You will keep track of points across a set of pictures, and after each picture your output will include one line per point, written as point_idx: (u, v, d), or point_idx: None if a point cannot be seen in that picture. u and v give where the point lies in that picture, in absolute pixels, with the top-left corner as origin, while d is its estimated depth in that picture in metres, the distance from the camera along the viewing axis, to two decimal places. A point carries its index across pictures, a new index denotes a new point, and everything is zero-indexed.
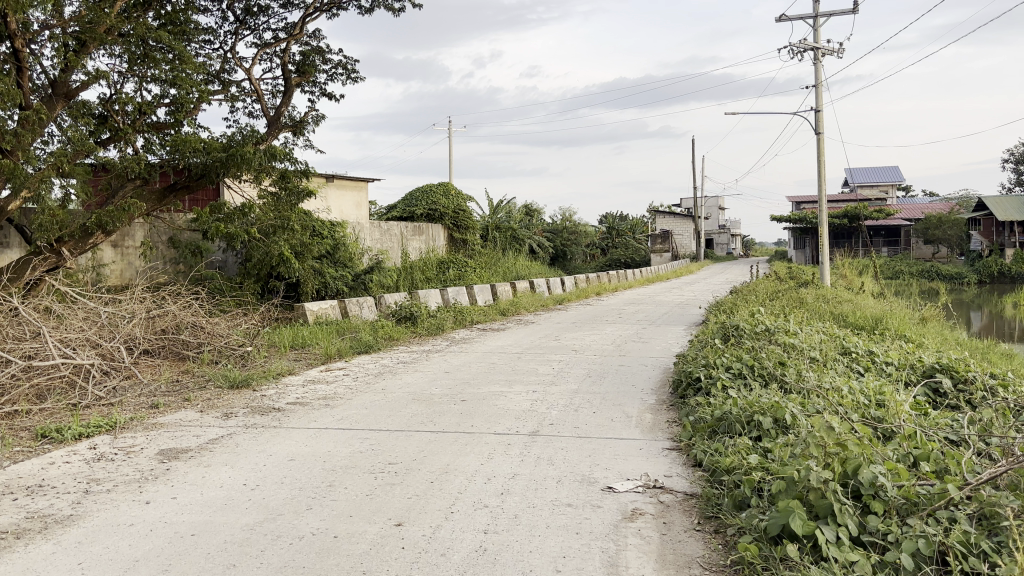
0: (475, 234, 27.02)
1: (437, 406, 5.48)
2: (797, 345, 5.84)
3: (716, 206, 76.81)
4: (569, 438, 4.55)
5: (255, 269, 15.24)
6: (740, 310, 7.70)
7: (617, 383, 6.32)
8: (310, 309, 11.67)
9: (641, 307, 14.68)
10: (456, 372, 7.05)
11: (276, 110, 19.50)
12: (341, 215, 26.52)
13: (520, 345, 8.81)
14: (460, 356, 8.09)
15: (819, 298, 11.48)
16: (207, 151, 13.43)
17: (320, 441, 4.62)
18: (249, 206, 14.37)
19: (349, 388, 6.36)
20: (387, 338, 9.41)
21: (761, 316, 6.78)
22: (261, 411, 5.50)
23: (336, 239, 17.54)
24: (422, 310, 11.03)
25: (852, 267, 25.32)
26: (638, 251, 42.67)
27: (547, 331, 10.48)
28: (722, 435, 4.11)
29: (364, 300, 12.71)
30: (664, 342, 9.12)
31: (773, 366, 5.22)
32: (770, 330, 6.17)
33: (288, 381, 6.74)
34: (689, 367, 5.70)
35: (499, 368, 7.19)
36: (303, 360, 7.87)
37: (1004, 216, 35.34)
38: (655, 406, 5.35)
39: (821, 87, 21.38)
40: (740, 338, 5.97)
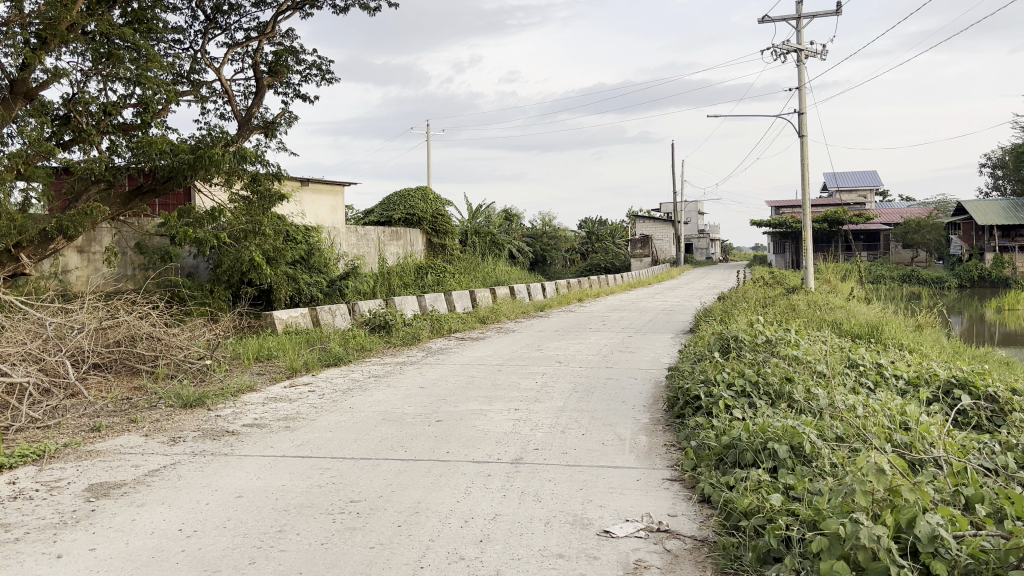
0: (454, 239, 26.50)
1: (410, 429, 4.95)
2: (802, 358, 5.38)
3: (696, 210, 76.77)
4: (557, 466, 4.03)
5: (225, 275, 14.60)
6: (735, 319, 7.24)
7: (606, 399, 5.82)
8: (280, 318, 11.10)
9: (624, 313, 14.24)
10: (432, 387, 6.51)
11: (248, 111, 18.90)
12: (316, 219, 25.91)
13: (500, 357, 8.29)
14: (437, 368, 7.56)
15: (810, 304, 11.09)
16: (174, 153, 12.81)
17: (275, 472, 4.07)
18: (219, 211, 13.75)
19: (314, 407, 5.81)
20: (359, 349, 8.87)
21: (758, 326, 6.32)
22: (213, 435, 4.93)
23: (310, 244, 16.96)
24: (398, 318, 10.49)
25: (835, 272, 25.10)
26: (619, 256, 42.38)
27: (529, 341, 9.98)
28: (731, 464, 3.61)
29: (337, 308, 12.14)
30: (653, 352, 8.64)
31: (780, 384, 4.73)
32: (771, 341, 5.70)
33: (248, 399, 6.16)
34: (685, 383, 5.21)
35: (478, 382, 6.67)
36: (267, 374, 7.30)
37: (984, 219, 35.34)
38: (651, 427, 4.85)
39: (804, 90, 21.11)
40: (741, 350, 5.49)
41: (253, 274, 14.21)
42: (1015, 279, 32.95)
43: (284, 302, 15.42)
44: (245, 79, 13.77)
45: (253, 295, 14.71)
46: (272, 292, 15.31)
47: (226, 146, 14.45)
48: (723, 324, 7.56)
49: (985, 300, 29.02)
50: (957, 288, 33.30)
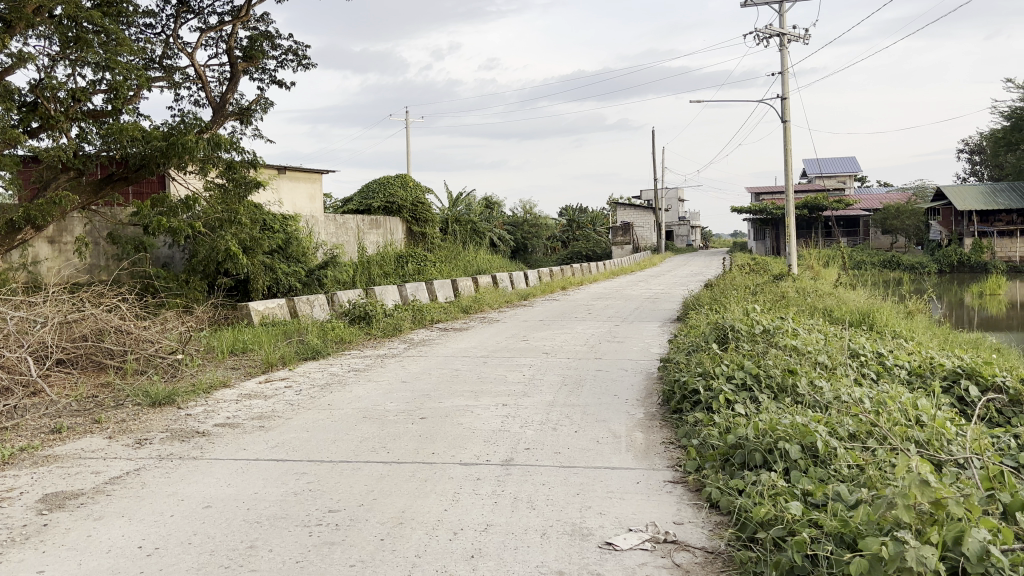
0: (435, 227, 26.16)
1: (393, 427, 4.67)
2: (802, 350, 5.14)
3: (676, 196, 76.75)
4: (550, 468, 3.78)
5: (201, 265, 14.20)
6: (726, 308, 7.02)
7: (596, 392, 5.58)
8: (255, 309, 10.78)
9: (609, 301, 14.01)
10: (414, 381, 6.24)
11: (222, 97, 18.44)
12: (294, 208, 25.46)
13: (485, 348, 8.03)
14: (420, 361, 7.28)
15: (798, 291, 10.92)
16: (146, 139, 12.37)
17: (247, 477, 3.78)
18: (194, 199, 13.35)
19: (290, 404, 5.51)
20: (338, 341, 8.58)
21: (754, 315, 6.08)
22: (182, 436, 4.62)
23: (288, 233, 16.58)
24: (379, 308, 10.19)
25: (817, 257, 25.05)
26: (600, 243, 42.19)
27: (513, 331, 9.71)
28: (738, 466, 3.37)
29: (315, 298, 11.82)
30: (641, 342, 8.40)
31: (783, 376, 4.50)
32: (768, 331, 5.47)
33: (220, 396, 5.84)
34: (680, 376, 4.97)
35: (464, 375, 6.39)
36: (242, 369, 6.97)
37: (963, 205, 35.47)
38: (648, 423, 4.61)
39: (787, 74, 20.94)
40: (739, 340, 5.25)
41: (229, 264, 13.84)
42: (993, 264, 33.14)
43: (261, 292, 15.04)
44: (218, 63, 13.35)
45: (230, 286, 14.34)
46: (249, 282, 14.95)
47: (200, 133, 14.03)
48: (715, 314, 7.32)
49: (965, 284, 29.12)
50: (936, 273, 33.43)
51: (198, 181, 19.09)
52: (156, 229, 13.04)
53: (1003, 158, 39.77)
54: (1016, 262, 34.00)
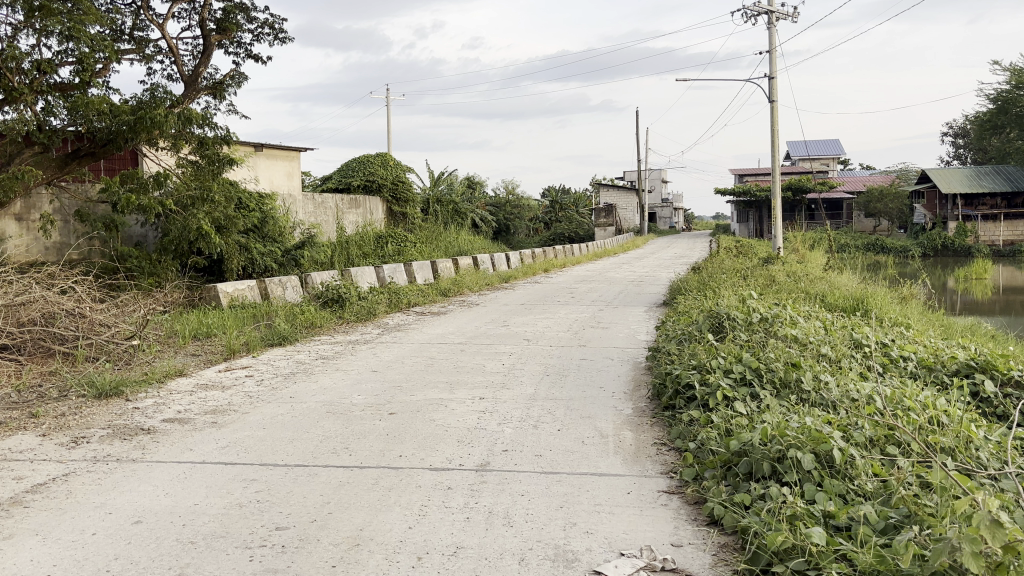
0: (415, 207, 25.64)
1: (358, 425, 4.25)
2: (804, 341, 4.77)
3: (659, 178, 76.45)
4: (531, 474, 3.38)
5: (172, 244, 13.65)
6: (719, 294, 6.64)
7: (581, 385, 5.18)
8: (224, 291, 10.31)
9: (593, 284, 13.64)
10: (387, 371, 5.81)
11: (194, 70, 17.80)
12: (271, 185, 24.86)
13: (463, 334, 7.61)
14: (394, 348, 6.85)
15: (789, 275, 10.58)
16: (114, 113, 11.75)
17: (189, 484, 3.33)
18: (165, 175, 12.78)
19: (249, 396, 5.06)
20: (308, 325, 8.13)
21: (750, 301, 5.71)
22: (124, 434, 4.15)
23: (264, 212, 16.04)
24: (353, 290, 9.73)
25: (803, 240, 24.80)
26: (582, 225, 41.83)
27: (494, 315, 9.30)
28: (743, 476, 2.98)
29: (287, 279, 11.34)
30: (627, 328, 8.01)
31: (786, 371, 4.12)
32: (767, 319, 5.09)
33: (173, 386, 5.37)
34: (673, 367, 4.57)
35: (439, 364, 5.97)
36: (201, 357, 6.50)
37: (947, 188, 35.37)
38: (637, 422, 4.21)
39: (775, 54, 20.59)
40: (735, 330, 4.87)
41: (202, 244, 13.32)
42: (976, 247, 33.17)
43: (235, 272, 14.53)
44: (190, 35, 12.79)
45: (203, 265, 13.81)
46: (224, 261, 14.44)
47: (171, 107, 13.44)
48: (708, 299, 6.96)
49: (949, 267, 29.08)
50: (920, 256, 33.38)
51: (170, 158, 18.45)
52: (125, 206, 12.52)
53: (987, 142, 39.72)
54: (998, 245, 34.05)
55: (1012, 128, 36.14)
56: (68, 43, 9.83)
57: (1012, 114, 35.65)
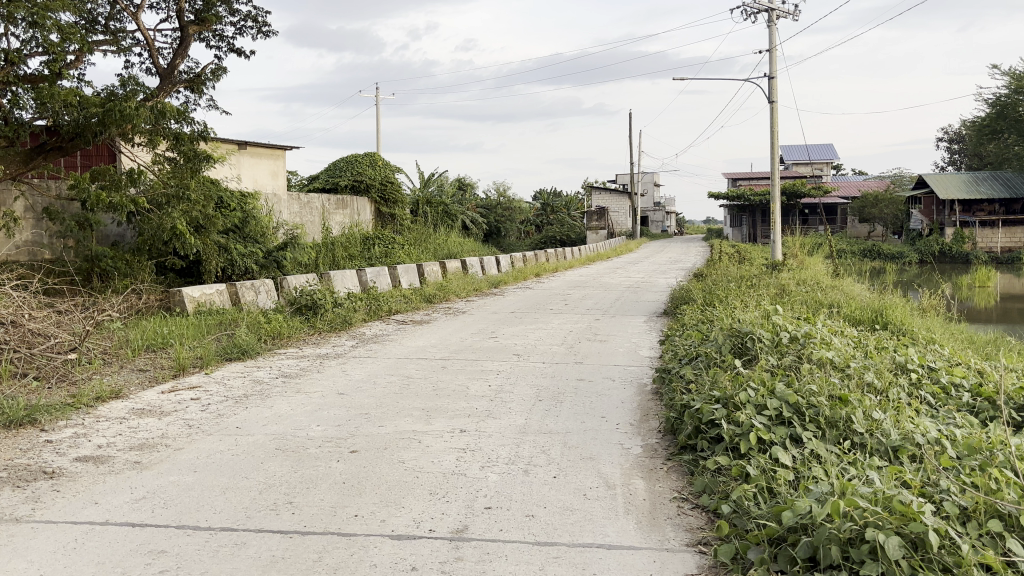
0: (404, 209, 24.89)
1: (310, 469, 3.48)
2: (845, 366, 4.04)
3: (652, 181, 75.80)
4: (519, 546, 2.62)
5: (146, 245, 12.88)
6: (734, 308, 5.91)
7: (579, 414, 4.43)
8: (190, 296, 9.53)
9: (587, 291, 12.92)
10: (355, 393, 5.04)
11: (171, 63, 16.99)
12: (255, 184, 24.04)
13: (446, 347, 6.86)
14: (368, 364, 6.07)
15: (800, 283, 9.87)
16: (82, 106, 10.83)
17: (78, 559, 2.56)
18: (138, 172, 11.94)
19: (189, 427, 4.28)
20: (274, 336, 7.37)
21: (774, 317, 4.97)
22: (20, 480, 3.35)
23: (246, 211, 15.28)
24: (329, 296, 8.97)
25: (801, 245, 24.19)
26: (574, 228, 41.16)
27: (482, 325, 8.54)
28: (804, 563, 2.24)
29: (261, 283, 10.59)
30: (628, 342, 7.26)
31: (831, 408, 3.37)
32: (798, 337, 4.36)
33: (103, 412, 4.57)
34: (691, 399, 3.82)
35: (417, 386, 5.21)
36: (146, 375, 5.69)
37: (944, 193, 34.84)
38: (651, 467, 3.47)
39: (775, 53, 19.99)
40: (763, 353, 4.13)
41: (176, 245, 12.48)
42: (974, 254, 32.68)
43: (213, 275, 13.74)
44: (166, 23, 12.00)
45: (177, 266, 13.00)
46: (202, 263, 13.66)
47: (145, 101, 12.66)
48: (724, 311, 6.22)
49: (948, 274, 28.51)
50: (917, 262, 32.80)
51: (148, 153, 17.64)
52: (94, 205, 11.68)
53: (984, 148, 39.16)
54: (996, 252, 33.56)
55: (1010, 134, 35.54)
56: (31, 30, 8.95)
57: (1011, 118, 35.04)
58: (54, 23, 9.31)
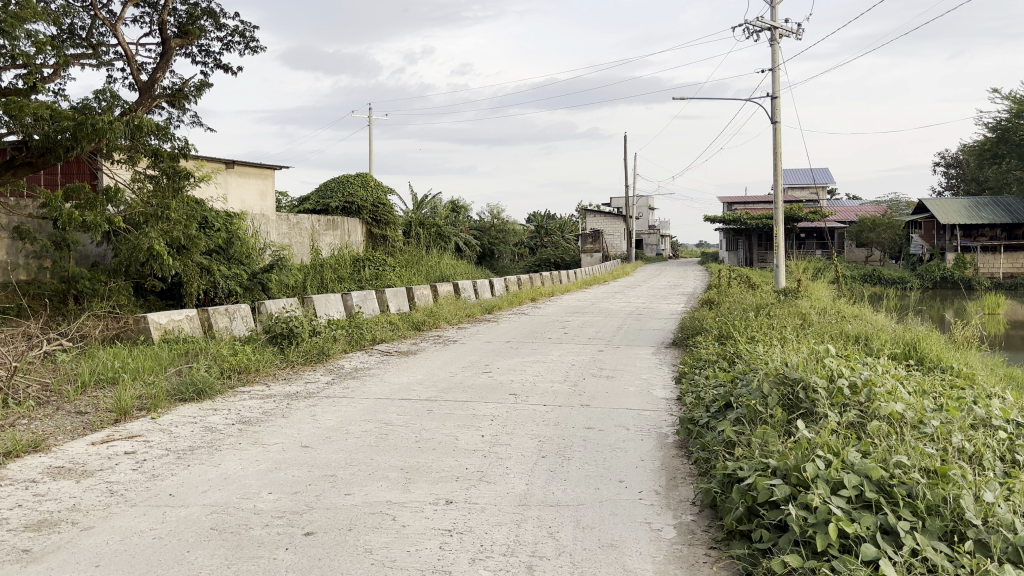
0: (396, 230, 24.15)
1: (248, 564, 2.66)
2: (924, 425, 3.24)
3: (647, 205, 75.41)
4: None
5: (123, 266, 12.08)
6: (767, 349, 5.10)
7: (591, 479, 3.62)
8: (156, 322, 8.71)
9: (587, 318, 12.15)
10: (323, 447, 4.23)
11: (151, 77, 16.23)
12: (243, 205, 23.28)
13: (432, 385, 6.05)
14: (342, 407, 5.25)
15: (819, 312, 9.11)
16: (54, 119, 9.91)
17: None
18: (116, 190, 11.08)
19: (110, 493, 3.45)
20: (240, 371, 6.55)
21: (822, 356, 4.18)
22: None
23: (231, 232, 14.49)
24: (306, 324, 8.16)
25: (803, 269, 23.51)
26: (568, 250, 40.58)
27: (474, 357, 7.73)
28: None
29: (235, 310, 9.82)
30: (639, 379, 6.46)
31: (929, 487, 2.58)
32: (860, 384, 3.57)
33: (11, 472, 3.74)
34: (739, 469, 3.02)
35: (397, 437, 4.39)
36: (79, 420, 4.86)
37: (946, 218, 34.23)
38: (694, 561, 2.67)
39: (778, 72, 19.39)
40: (821, 407, 3.35)
41: (154, 267, 11.49)
42: (976, 280, 32.04)
43: (194, 299, 12.95)
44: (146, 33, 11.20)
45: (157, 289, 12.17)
46: (182, 285, 12.89)
47: (123, 116, 11.84)
48: (754, 350, 5.45)
49: (952, 301, 27.82)
50: (920, 288, 32.13)
51: (126, 170, 16.83)
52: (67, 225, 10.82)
53: (985, 173, 38.54)
54: (999, 278, 32.92)
55: (1011, 158, 34.98)
56: None
57: (1013, 143, 34.40)
58: (19, 29, 8.48)
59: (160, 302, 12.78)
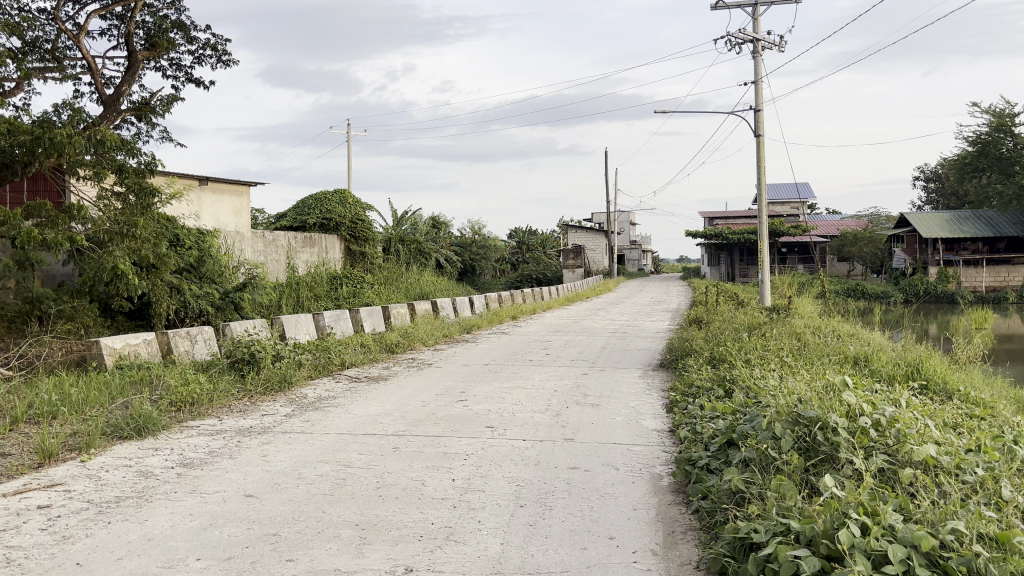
0: (375, 247, 23.59)
1: None
2: (965, 474, 2.76)
3: (628, 220, 75.19)
4: None
5: (85, 286, 11.47)
6: (770, 382, 4.63)
7: (577, 536, 3.12)
8: (110, 347, 8.10)
9: (570, 337, 11.68)
10: (271, 497, 3.70)
11: (117, 90, 15.62)
12: (217, 222, 22.65)
13: (402, 417, 5.53)
14: (297, 446, 4.71)
15: (814, 330, 8.68)
16: (7, 132, 9.30)
17: None
18: (80, 208, 10.42)
19: (5, 564, 2.90)
20: (192, 402, 5.99)
21: (835, 389, 3.70)
22: None
23: (203, 250, 13.84)
24: (269, 348, 7.60)
25: (789, 282, 23.18)
26: (550, 265, 40.19)
27: (449, 383, 7.22)
28: None
29: (197, 332, 9.27)
30: (627, 407, 5.97)
31: (994, 561, 2.08)
32: (884, 423, 3.09)
33: None
34: (754, 533, 2.51)
35: (355, 483, 3.87)
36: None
37: (928, 232, 34.13)
38: None
39: (761, 84, 19.08)
40: (844, 453, 2.86)
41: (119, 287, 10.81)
42: (960, 293, 31.88)
43: (163, 320, 12.33)
44: None
45: (121, 310, 11.54)
46: (150, 306, 12.27)
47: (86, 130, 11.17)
48: (756, 381, 4.98)
49: (936, 315, 27.60)
50: (903, 302, 31.93)
51: (92, 187, 16.19)
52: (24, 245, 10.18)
53: (966, 187, 38.60)
54: (982, 291, 32.82)
55: (992, 171, 34.97)
56: None
57: (993, 156, 34.48)
58: None
59: (126, 324, 12.14)
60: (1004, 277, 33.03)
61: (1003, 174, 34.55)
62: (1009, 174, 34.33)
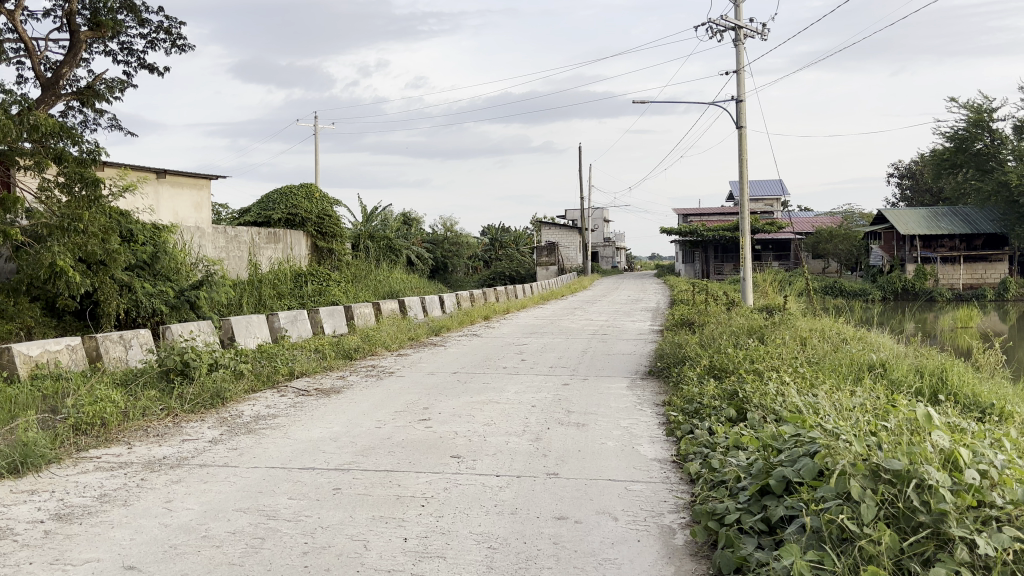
0: (343, 244, 22.50)
1: None
2: None
3: (602, 217, 74.53)
4: None
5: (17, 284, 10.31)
6: (804, 409, 3.74)
7: None
8: (24, 355, 7.04)
9: (547, 340, 10.78)
10: (156, 571, 2.75)
11: (58, 72, 14.36)
12: (175, 217, 21.45)
13: (351, 444, 4.59)
14: (215, 486, 3.76)
15: (820, 334, 7.86)
16: None
17: None
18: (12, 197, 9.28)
19: None
20: (99, 426, 4.97)
21: (907, 421, 2.82)
22: None
23: (157, 246, 12.71)
24: (206, 357, 6.58)
25: (769, 279, 22.50)
26: (524, 263, 39.25)
27: (412, 396, 6.28)
28: None
29: (131, 336, 8.25)
30: (619, 426, 5.07)
31: None
32: (999, 478, 2.22)
33: None
34: None
35: (275, 547, 2.94)
36: None
37: (907, 228, 33.63)
38: None
39: (743, 74, 18.32)
40: (961, 530, 1.98)
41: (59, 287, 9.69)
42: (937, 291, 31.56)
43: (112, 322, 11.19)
44: None
45: (60, 311, 10.42)
46: (99, 305, 11.11)
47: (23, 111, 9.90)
48: (779, 405, 4.11)
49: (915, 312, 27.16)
50: (880, 299, 31.51)
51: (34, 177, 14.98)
52: None
53: (941, 183, 38.27)
54: (959, 289, 32.46)
55: (969, 168, 34.65)
56: None
57: (970, 152, 34.17)
58: None
59: (69, 325, 11.01)
60: (981, 275, 32.97)
61: (980, 171, 34.18)
62: (986, 170, 33.99)
